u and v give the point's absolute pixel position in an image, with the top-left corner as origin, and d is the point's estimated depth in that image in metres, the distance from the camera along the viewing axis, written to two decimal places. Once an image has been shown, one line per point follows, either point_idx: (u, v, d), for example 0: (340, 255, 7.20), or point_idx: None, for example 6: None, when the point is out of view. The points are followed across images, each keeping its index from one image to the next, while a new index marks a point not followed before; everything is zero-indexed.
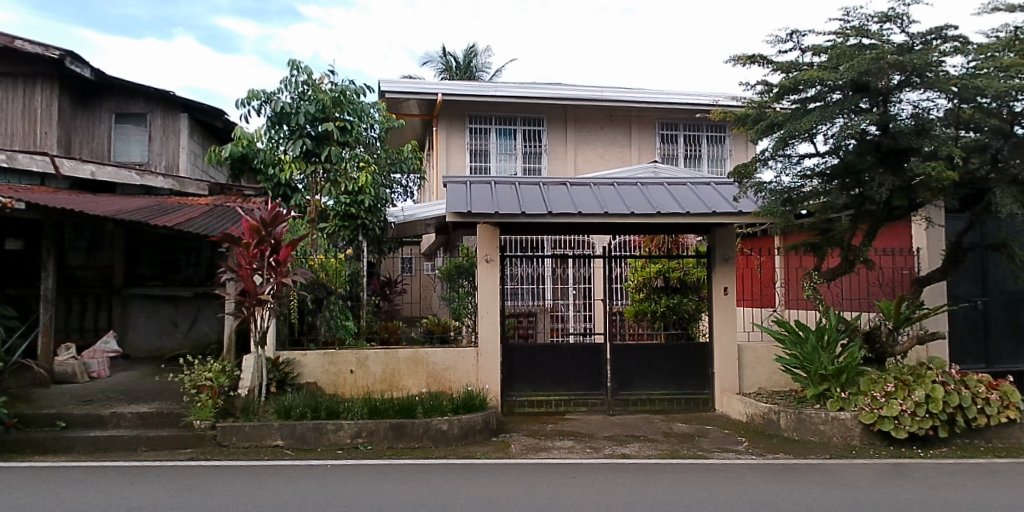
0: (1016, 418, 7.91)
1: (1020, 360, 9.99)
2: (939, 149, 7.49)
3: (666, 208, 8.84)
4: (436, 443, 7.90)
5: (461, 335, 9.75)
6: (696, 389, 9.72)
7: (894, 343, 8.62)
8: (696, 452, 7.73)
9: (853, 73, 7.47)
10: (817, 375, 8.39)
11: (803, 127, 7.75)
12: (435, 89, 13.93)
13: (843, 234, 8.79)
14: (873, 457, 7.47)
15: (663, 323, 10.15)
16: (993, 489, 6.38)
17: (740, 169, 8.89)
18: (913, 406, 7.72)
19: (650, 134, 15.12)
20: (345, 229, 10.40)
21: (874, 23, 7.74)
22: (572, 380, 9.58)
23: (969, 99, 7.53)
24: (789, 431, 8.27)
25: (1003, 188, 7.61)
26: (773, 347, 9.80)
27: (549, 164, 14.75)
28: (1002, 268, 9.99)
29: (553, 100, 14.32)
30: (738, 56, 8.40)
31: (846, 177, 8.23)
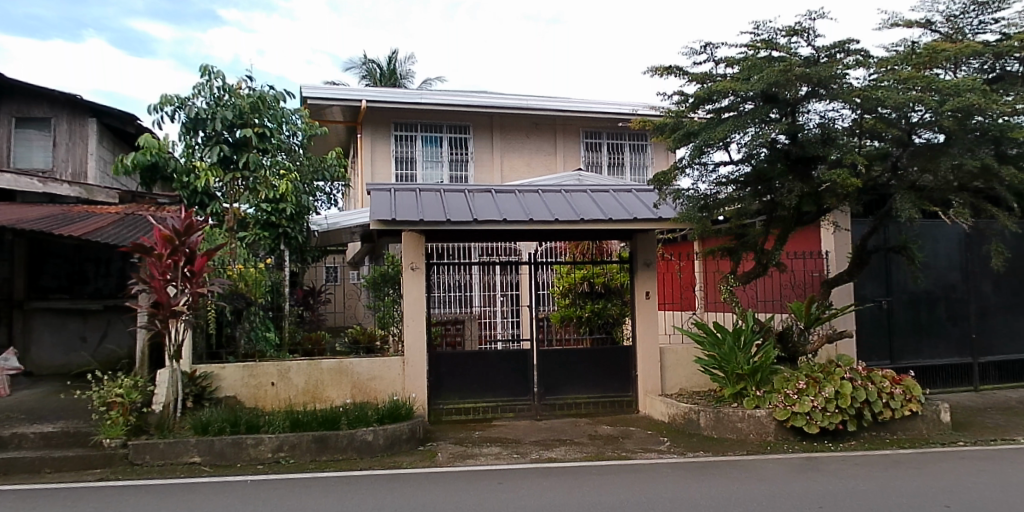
0: (918, 411, 8.38)
1: (921, 355, 10.60)
2: (843, 156, 7.83)
3: (590, 215, 9.01)
4: (361, 454, 7.76)
5: (387, 344, 9.68)
6: (620, 391, 9.91)
7: (804, 343, 9.04)
8: (620, 454, 7.88)
9: (762, 84, 7.79)
10: (734, 375, 8.73)
11: (718, 136, 8.03)
12: (359, 96, 13.78)
13: (757, 238, 9.21)
14: (786, 452, 7.77)
15: (588, 327, 10.28)
16: (898, 478, 6.73)
17: (661, 176, 9.03)
18: (823, 401, 8.07)
19: (575, 142, 15.36)
20: (266, 237, 10.06)
21: (782, 37, 8.11)
22: (499, 387, 9.61)
23: (871, 110, 7.88)
24: (709, 429, 8.55)
25: (902, 193, 8.05)
26: (692, 348, 10.13)
27: (476, 171, 14.80)
28: (903, 269, 10.58)
29: (479, 108, 14.41)
30: (655, 68, 8.63)
31: (758, 184, 8.59)
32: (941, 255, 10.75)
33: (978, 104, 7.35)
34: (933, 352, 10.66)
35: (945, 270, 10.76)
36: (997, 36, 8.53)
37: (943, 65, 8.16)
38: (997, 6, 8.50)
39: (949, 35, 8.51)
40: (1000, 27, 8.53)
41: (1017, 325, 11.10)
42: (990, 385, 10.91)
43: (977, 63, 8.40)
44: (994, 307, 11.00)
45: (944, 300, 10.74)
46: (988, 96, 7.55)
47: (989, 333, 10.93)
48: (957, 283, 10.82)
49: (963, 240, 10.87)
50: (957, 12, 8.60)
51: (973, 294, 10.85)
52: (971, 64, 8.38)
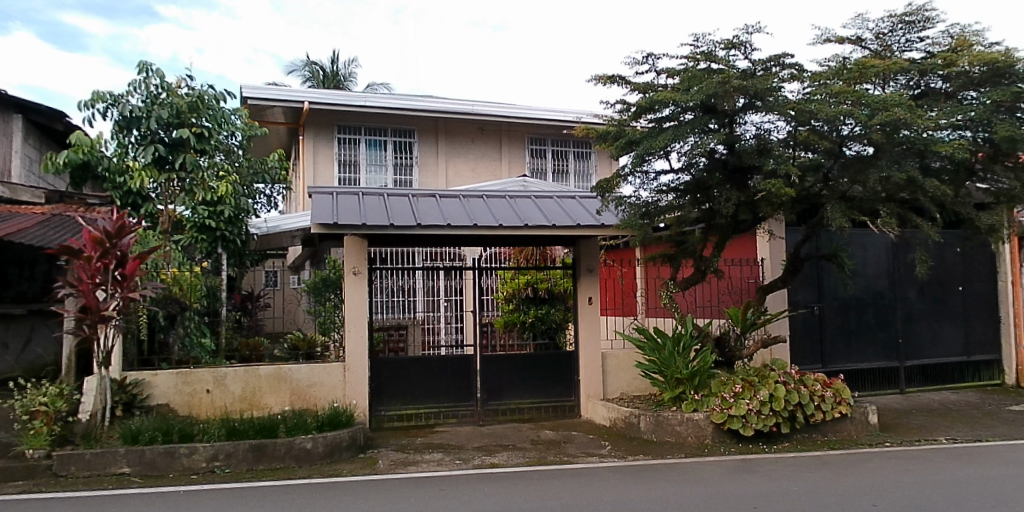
0: (847, 413, 8.68)
1: (851, 359, 11.00)
2: (778, 166, 8.04)
3: (534, 220, 9.05)
4: (299, 462, 7.60)
5: (328, 350, 9.49)
6: (562, 396, 9.99)
7: (741, 347, 9.29)
8: (562, 458, 7.93)
9: (701, 95, 7.99)
10: (673, 378, 8.92)
11: (658, 145, 8.19)
12: (301, 97, 13.54)
13: (696, 246, 9.37)
14: (723, 454, 7.95)
15: (531, 333, 10.26)
16: (829, 479, 6.95)
17: (604, 183, 9.14)
18: (758, 405, 8.28)
19: (520, 148, 15.43)
20: (203, 241, 9.80)
21: (721, 50, 8.32)
22: (442, 393, 9.56)
23: (804, 122, 8.13)
24: (649, 433, 8.69)
25: (833, 204, 8.35)
26: (633, 353, 10.30)
27: (420, 176, 14.73)
28: (834, 276, 10.97)
29: (424, 112, 14.34)
30: (599, 76, 8.76)
31: (697, 193, 8.81)
32: (869, 262, 11.20)
33: (905, 119, 7.66)
34: (861, 356, 11.07)
35: (873, 277, 11.20)
36: (922, 54, 8.83)
37: (872, 80, 8.49)
38: (923, 24, 8.76)
39: (877, 52, 8.89)
40: (925, 45, 8.82)
41: (939, 330, 11.63)
42: (915, 387, 11.39)
43: (903, 79, 8.66)
44: (919, 313, 11.50)
45: (873, 305, 11.18)
46: (914, 111, 7.88)
47: (914, 337, 11.42)
48: (884, 289, 11.28)
49: (890, 248, 11.34)
50: (885, 30, 8.90)
51: (899, 300, 11.32)
52: (898, 80, 8.65)
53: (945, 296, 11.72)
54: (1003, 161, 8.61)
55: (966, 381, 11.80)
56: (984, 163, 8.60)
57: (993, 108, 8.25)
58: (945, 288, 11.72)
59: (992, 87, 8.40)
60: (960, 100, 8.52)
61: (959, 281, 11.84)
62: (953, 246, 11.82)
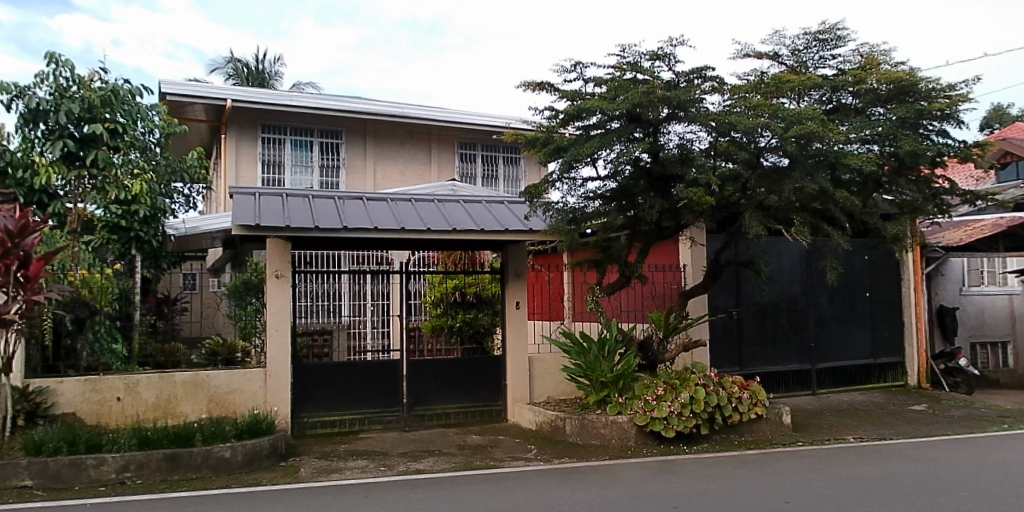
0: (763, 414, 9.01)
1: (766, 362, 11.44)
2: (699, 175, 8.28)
3: (462, 225, 9.04)
4: (217, 472, 7.34)
5: (250, 357, 9.17)
6: (489, 401, 10.01)
7: (663, 351, 9.53)
8: (488, 462, 7.94)
9: (627, 105, 8.16)
10: (598, 382, 9.07)
11: (585, 152, 8.32)
12: (224, 94, 13.12)
13: (621, 251, 9.65)
14: (646, 456, 8.12)
15: (459, 337, 10.35)
16: (745, 478, 7.20)
17: (532, 189, 9.19)
18: (679, 407, 8.51)
19: (450, 153, 15.41)
20: (115, 241, 9.36)
21: (646, 61, 8.53)
22: (367, 399, 9.42)
23: (724, 133, 8.40)
24: (574, 436, 8.80)
25: (751, 212, 8.67)
26: (560, 356, 10.41)
27: (348, 178, 14.51)
28: (751, 282, 11.39)
29: (353, 114, 14.14)
30: (528, 83, 8.84)
31: (623, 200, 8.99)
32: (784, 269, 11.69)
33: (817, 132, 8.03)
34: (776, 359, 11.52)
35: (788, 283, 11.69)
36: (834, 71, 9.28)
37: (789, 94, 8.86)
38: (835, 43, 9.21)
39: (793, 68, 9.29)
40: (837, 62, 9.27)
41: (848, 334, 12.23)
42: (826, 389, 11.93)
43: (817, 94, 9.07)
44: (830, 318, 12.06)
45: (787, 311, 11.66)
46: (826, 125, 8.27)
47: (825, 341, 11.97)
48: (798, 295, 11.78)
49: (803, 256, 11.86)
50: (801, 46, 9.31)
51: (811, 305, 11.85)
52: (812, 95, 9.06)
53: (853, 302, 12.33)
54: (906, 174, 9.13)
55: (872, 382, 12.45)
56: (890, 176, 9.10)
57: (898, 124, 8.74)
58: (854, 294, 12.34)
59: (896, 104, 8.90)
60: (868, 116, 8.98)
61: (866, 287, 12.49)
62: (861, 254, 12.46)
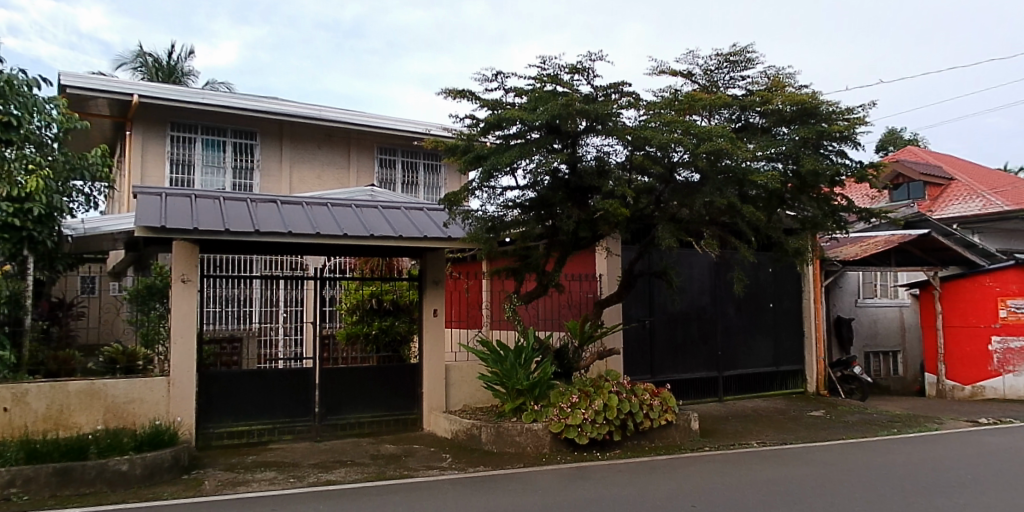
0: (672, 420, 9.28)
1: (677, 370, 11.80)
2: (616, 187, 8.45)
3: (379, 231, 8.93)
4: (113, 486, 6.94)
5: (152, 365, 8.82)
6: (404, 409, 9.91)
7: (578, 359, 9.74)
8: (402, 472, 7.83)
9: (546, 116, 8.26)
10: (514, 390, 9.13)
11: (504, 161, 8.37)
12: (130, 89, 12.51)
13: (539, 260, 9.71)
14: (560, 463, 8.22)
15: (374, 346, 10.25)
16: (655, 483, 7.38)
17: (451, 197, 9.20)
18: (593, 414, 8.65)
19: (369, 158, 15.21)
20: (4, 241, 8.31)
21: (566, 74, 8.68)
22: (277, 408, 9.16)
23: (640, 147, 8.63)
24: (489, 444, 8.80)
25: (664, 224, 8.94)
26: (476, 364, 10.43)
27: (262, 181, 14.11)
28: (663, 292, 11.75)
29: (268, 115, 13.77)
30: (449, 90, 8.84)
31: (541, 210, 9.10)
32: (695, 280, 12.10)
33: (726, 149, 8.35)
34: (686, 367, 11.91)
35: (698, 293, 12.12)
36: (743, 91, 9.67)
37: (700, 112, 9.18)
38: (745, 64, 9.60)
39: (705, 87, 9.65)
40: (746, 83, 9.67)
41: (753, 343, 12.77)
42: (732, 395, 12.41)
43: (727, 112, 9.42)
44: (736, 327, 12.57)
45: (697, 320, 12.07)
46: (734, 142, 8.60)
47: (731, 350, 12.46)
48: (707, 305, 12.22)
49: (712, 267, 12.32)
50: (712, 66, 9.68)
51: (719, 315, 12.32)
52: (722, 113, 9.41)
53: (758, 312, 12.89)
54: (808, 192, 9.61)
55: (774, 389, 13.04)
56: (793, 194, 9.55)
57: (801, 144, 9.16)
58: (759, 304, 12.90)
59: (800, 124, 9.34)
60: (774, 135, 9.39)
61: (770, 298, 13.08)
62: (766, 267, 13.06)
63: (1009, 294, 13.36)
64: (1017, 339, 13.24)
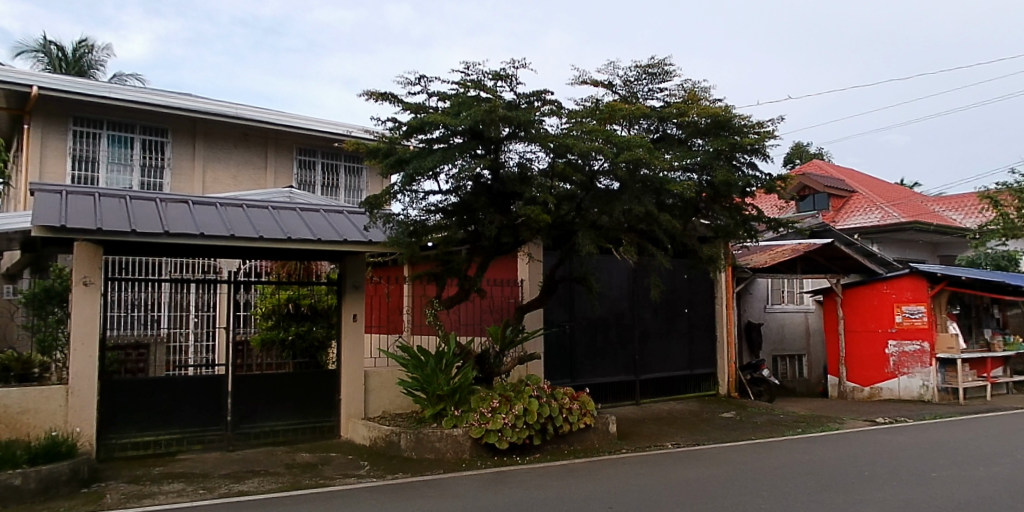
0: (591, 423, 9.43)
1: (596, 374, 12.02)
2: (538, 194, 8.51)
3: (297, 234, 8.73)
4: (4, 503, 6.50)
5: (49, 373, 8.29)
6: (321, 417, 9.70)
7: (499, 364, 9.76)
8: (318, 481, 7.66)
9: (469, 121, 8.26)
10: (435, 396, 9.07)
11: (427, 165, 8.32)
12: (28, 80, 11.79)
13: (461, 265, 9.71)
14: (479, 468, 8.20)
15: (291, 351, 10.00)
16: (572, 486, 7.47)
17: (372, 199, 9.12)
18: (513, 418, 8.70)
19: (287, 158, 14.83)
20: None
21: (489, 80, 8.71)
22: (186, 416, 8.80)
23: (562, 155, 8.76)
24: (409, 450, 8.69)
25: (584, 231, 9.08)
26: (396, 370, 10.32)
27: (173, 180, 13.55)
28: (584, 297, 11.95)
29: (180, 111, 13.25)
30: (370, 92, 8.73)
31: (463, 214, 9.09)
32: (613, 286, 12.35)
33: (644, 158, 8.55)
34: (605, 371, 12.14)
35: (617, 298, 12.38)
36: (661, 103, 9.95)
37: (620, 122, 9.37)
38: (662, 77, 9.87)
39: (625, 97, 9.88)
40: (663, 95, 9.95)
41: (668, 347, 13.14)
42: (648, 398, 12.72)
43: (646, 123, 9.65)
44: (653, 332, 12.90)
45: (615, 325, 12.32)
46: (652, 152, 8.83)
47: (648, 354, 12.79)
48: (625, 310, 12.49)
49: (630, 273, 12.60)
50: (632, 78, 9.92)
51: (637, 320, 12.61)
52: (641, 123, 9.62)
53: (674, 317, 13.27)
54: (721, 201, 9.96)
55: (688, 392, 13.43)
56: (707, 203, 9.91)
57: (714, 155, 9.46)
58: (674, 310, 13.28)
59: (713, 137, 9.66)
60: (690, 146, 9.69)
61: (685, 304, 13.49)
62: (681, 273, 13.46)
63: (903, 301, 14.18)
64: (911, 343, 14.03)
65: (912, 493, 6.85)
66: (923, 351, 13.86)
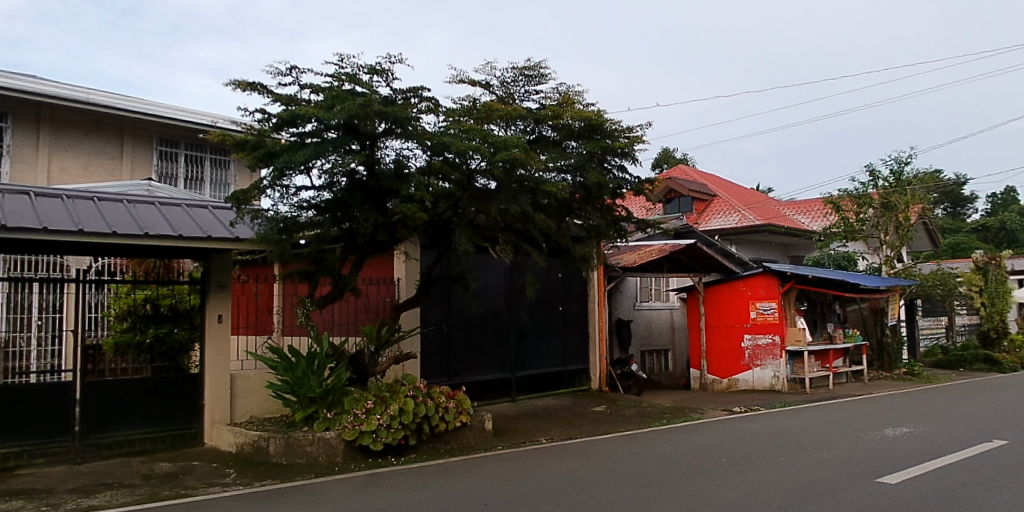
0: (467, 421, 9.46)
1: (472, 372, 12.08)
2: (414, 191, 8.40)
3: (156, 230, 8.17)
4: None
5: None
6: (182, 424, 9.17)
7: (374, 364, 9.61)
8: (178, 491, 7.21)
9: (343, 115, 8.05)
10: (306, 399, 8.78)
11: (298, 159, 8.01)
12: None
13: (335, 264, 9.42)
14: (353, 471, 8.01)
15: (148, 355, 9.17)
16: (448, 485, 7.45)
17: (238, 194, 8.63)
18: (388, 419, 8.59)
19: (146, 149, 13.88)
20: None
21: (364, 74, 8.53)
22: (28, 428, 8.05)
23: (438, 153, 8.73)
24: (278, 456, 8.35)
25: (460, 229, 9.07)
26: (265, 373, 9.91)
27: (13, 169, 12.26)
28: (460, 296, 11.99)
29: (21, 94, 12.06)
30: (237, 81, 8.32)
31: (338, 211, 8.80)
32: (490, 284, 12.47)
33: (520, 159, 8.66)
34: (482, 369, 12.23)
35: (493, 297, 12.51)
36: (537, 105, 10.12)
37: (497, 122, 9.46)
38: (538, 79, 10.05)
39: (502, 98, 9.98)
40: (539, 97, 10.13)
41: (543, 344, 13.44)
42: (523, 395, 12.95)
43: (522, 124, 9.78)
44: (529, 330, 13.14)
45: (492, 323, 12.45)
46: (528, 153, 8.94)
47: (524, 352, 13.01)
48: (501, 308, 12.65)
49: (507, 272, 12.77)
50: (508, 79, 10.03)
51: (513, 318, 12.80)
52: (518, 124, 9.76)
53: (549, 315, 13.59)
54: (593, 202, 10.26)
55: (562, 387, 13.80)
56: (580, 203, 10.16)
57: (587, 157, 9.71)
58: (549, 308, 13.58)
59: (586, 139, 9.88)
60: (564, 148, 9.88)
61: (559, 302, 13.83)
62: (556, 272, 13.80)
63: (758, 298, 15.21)
64: (764, 337, 15.08)
65: (765, 477, 7.38)
66: (775, 344, 14.94)
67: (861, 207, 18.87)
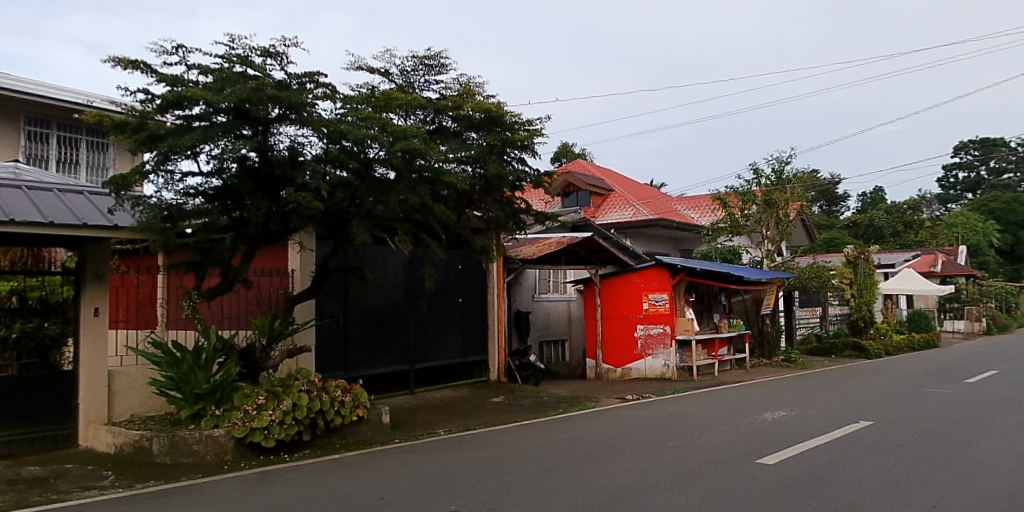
0: (363, 415, 9.32)
1: (369, 365, 11.92)
2: (310, 179, 8.16)
3: (23, 216, 7.50)
4: None
5: None
6: (54, 424, 8.57)
7: (266, 358, 9.30)
8: (49, 497, 6.72)
9: (234, 98, 7.71)
10: (192, 396, 8.39)
11: (184, 144, 7.60)
12: None
13: (224, 254, 9.02)
14: (243, 469, 7.74)
15: (15, 351, 8.43)
16: (344, 480, 7.34)
17: (118, 180, 8.01)
18: (280, 415, 8.35)
19: (13, 128, 12.79)
20: None
21: (257, 56, 8.21)
22: None
23: (335, 141, 8.51)
24: (161, 456, 7.94)
25: (358, 220, 8.87)
26: (147, 369, 9.35)
27: None
28: (357, 288, 11.79)
29: None
30: (117, 59, 7.80)
31: (227, 199, 8.44)
32: (389, 276, 12.34)
33: (419, 149, 8.61)
34: (379, 362, 12.08)
35: (392, 288, 12.36)
36: (437, 95, 10.05)
37: (396, 111, 9.34)
38: (438, 69, 9.98)
39: (401, 86, 9.86)
40: (439, 87, 10.05)
41: (442, 335, 13.42)
42: (421, 387, 12.89)
43: (422, 114, 9.68)
44: (427, 322, 13.09)
45: (390, 315, 12.31)
46: (428, 143, 8.92)
47: (423, 343, 12.95)
48: (399, 300, 12.52)
49: (405, 264, 12.67)
50: (408, 67, 9.91)
51: (412, 310, 12.71)
52: (417, 113, 9.64)
53: (448, 307, 13.58)
54: (493, 194, 10.32)
55: (460, 379, 13.82)
56: (478, 195, 10.20)
57: (488, 149, 9.73)
58: (448, 299, 13.58)
59: (486, 131, 9.89)
60: (465, 139, 9.87)
61: (458, 293, 13.85)
62: (455, 263, 13.81)
63: (650, 289, 15.79)
64: (656, 327, 15.69)
65: (655, 461, 7.69)
66: (665, 333, 15.57)
67: (746, 203, 19.92)
